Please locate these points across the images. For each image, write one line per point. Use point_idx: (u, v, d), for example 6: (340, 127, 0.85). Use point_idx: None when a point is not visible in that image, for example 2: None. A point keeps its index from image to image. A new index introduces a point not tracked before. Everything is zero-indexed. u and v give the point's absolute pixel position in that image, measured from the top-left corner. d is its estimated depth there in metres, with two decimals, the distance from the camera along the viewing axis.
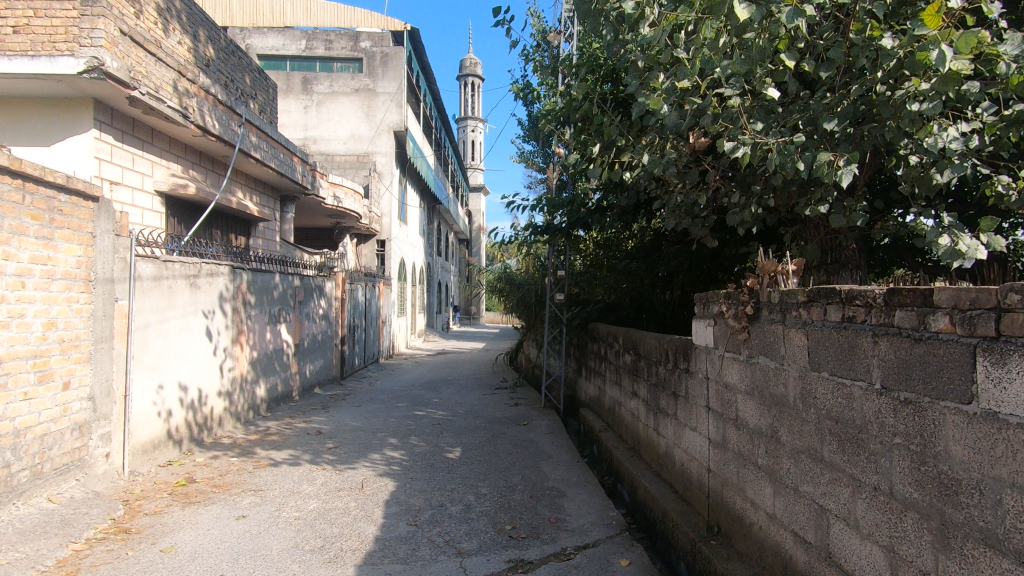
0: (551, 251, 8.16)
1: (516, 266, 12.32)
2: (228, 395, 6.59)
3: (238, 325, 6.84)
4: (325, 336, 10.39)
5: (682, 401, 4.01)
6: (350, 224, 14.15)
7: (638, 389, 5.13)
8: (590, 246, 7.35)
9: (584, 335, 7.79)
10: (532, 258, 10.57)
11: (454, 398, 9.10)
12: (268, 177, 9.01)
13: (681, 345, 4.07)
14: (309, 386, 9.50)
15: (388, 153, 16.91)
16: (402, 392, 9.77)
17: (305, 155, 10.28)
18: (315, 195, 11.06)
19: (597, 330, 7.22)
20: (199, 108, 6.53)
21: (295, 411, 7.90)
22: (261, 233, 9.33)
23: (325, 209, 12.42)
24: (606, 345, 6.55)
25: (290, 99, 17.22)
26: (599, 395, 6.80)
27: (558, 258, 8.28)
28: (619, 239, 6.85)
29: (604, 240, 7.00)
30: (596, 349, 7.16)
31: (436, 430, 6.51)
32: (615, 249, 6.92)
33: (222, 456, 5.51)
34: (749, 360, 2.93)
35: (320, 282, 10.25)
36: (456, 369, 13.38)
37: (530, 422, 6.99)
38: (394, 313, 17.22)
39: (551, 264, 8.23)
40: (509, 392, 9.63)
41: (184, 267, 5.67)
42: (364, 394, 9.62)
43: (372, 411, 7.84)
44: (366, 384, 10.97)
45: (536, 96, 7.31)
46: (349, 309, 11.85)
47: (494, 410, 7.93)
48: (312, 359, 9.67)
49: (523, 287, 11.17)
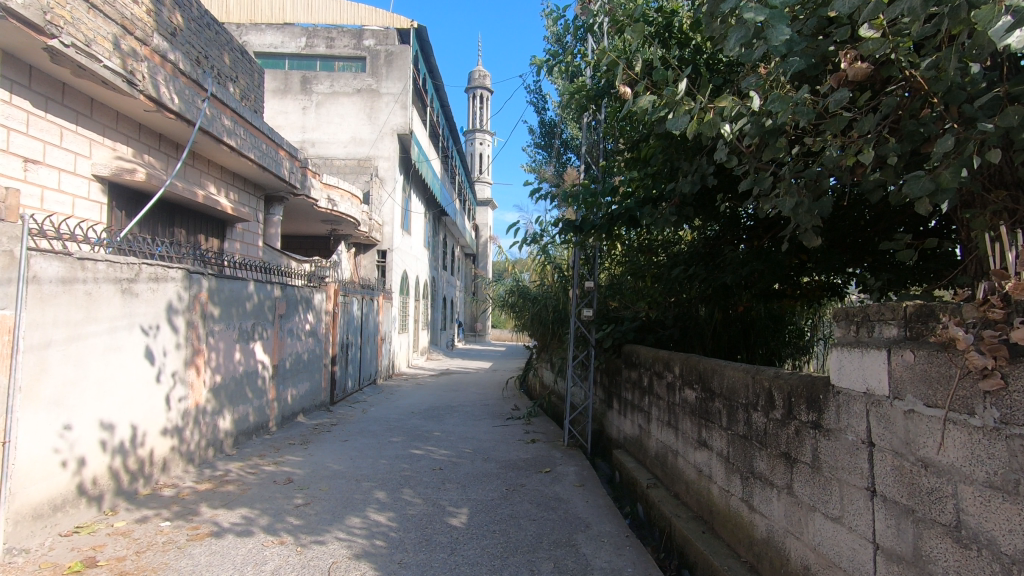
0: (575, 256, 6.87)
1: (530, 279, 11.04)
2: (177, 431, 5.27)
3: (196, 343, 5.56)
4: (312, 355, 9.11)
5: (804, 469, 2.67)
6: (347, 231, 12.94)
7: (711, 438, 3.78)
8: (626, 251, 6.08)
9: (617, 360, 6.47)
10: (552, 270, 9.27)
11: (459, 431, 7.76)
12: (247, 171, 7.81)
13: (799, 384, 2.74)
14: (291, 414, 8.18)
15: (391, 158, 15.77)
16: (399, 422, 8.43)
17: (294, 149, 9.07)
18: (306, 196, 9.85)
19: (636, 354, 5.88)
20: (151, 75, 5.32)
21: (267, 448, 6.58)
22: (239, 236, 8.12)
23: (318, 213, 11.21)
24: (652, 373, 5.22)
25: (288, 99, 16.17)
26: (640, 436, 5.46)
27: (583, 265, 7.00)
28: (665, 240, 5.61)
29: (645, 244, 5.74)
30: (635, 378, 5.82)
31: (436, 480, 5.16)
32: (658, 255, 5.65)
33: (152, 519, 4.16)
34: (1003, 428, 1.62)
35: (308, 294, 8.98)
36: (460, 393, 12.02)
37: (553, 469, 5.64)
38: (394, 329, 15.93)
39: (576, 272, 6.94)
40: (523, 425, 8.27)
41: (115, 269, 4.39)
42: (354, 424, 8.28)
43: (360, 449, 6.51)
44: (358, 411, 9.63)
45: (566, 70, 6.08)
46: (342, 325, 10.56)
47: (506, 449, 6.58)
48: (294, 383, 8.37)
49: (538, 303, 9.85)
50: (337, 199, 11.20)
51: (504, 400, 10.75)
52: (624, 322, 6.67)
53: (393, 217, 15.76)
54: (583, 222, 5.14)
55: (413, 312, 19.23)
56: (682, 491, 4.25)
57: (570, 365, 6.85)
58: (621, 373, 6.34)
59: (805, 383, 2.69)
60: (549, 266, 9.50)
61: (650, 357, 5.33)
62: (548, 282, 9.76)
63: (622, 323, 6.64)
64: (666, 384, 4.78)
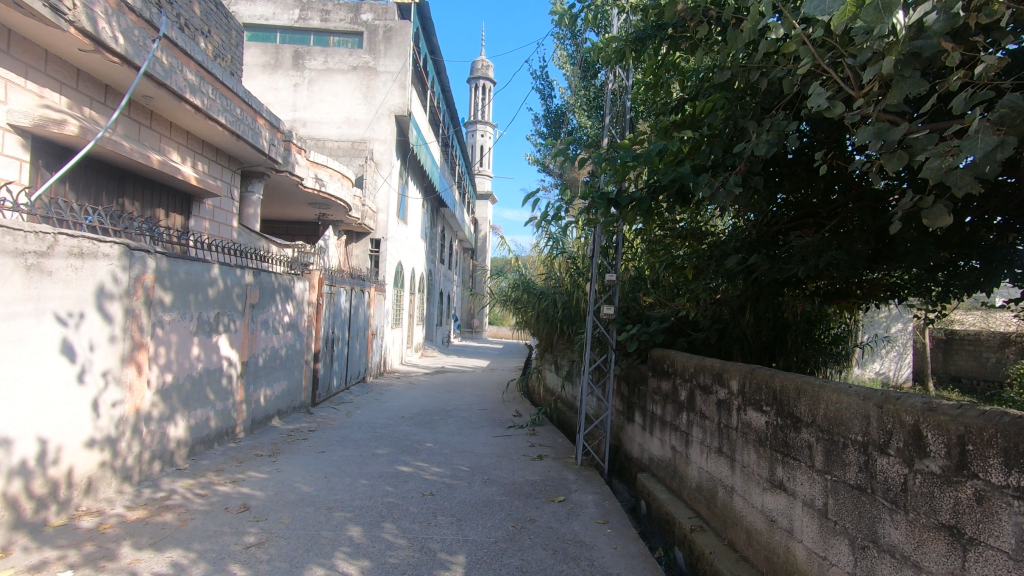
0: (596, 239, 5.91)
1: (536, 272, 10.09)
2: (110, 444, 4.29)
3: (138, 336, 4.57)
4: (291, 351, 8.14)
5: (994, 559, 1.74)
6: (336, 216, 11.97)
7: (792, 479, 2.84)
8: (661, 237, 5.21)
9: (642, 368, 5.55)
10: (564, 261, 8.29)
11: (454, 441, 6.81)
12: (219, 138, 6.85)
13: (979, 425, 1.81)
14: (263, 417, 7.22)
15: (387, 140, 14.76)
16: (387, 429, 7.48)
17: (277, 120, 8.06)
18: (290, 173, 8.88)
19: (667, 361, 4.93)
20: (87, 4, 4.30)
21: (228, 460, 5.61)
22: (209, 214, 7.16)
23: (305, 195, 10.22)
24: (693, 386, 4.28)
25: (279, 74, 15.17)
26: (675, 462, 4.53)
27: (605, 256, 5.99)
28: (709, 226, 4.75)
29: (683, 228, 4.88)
30: (666, 390, 4.87)
31: (425, 511, 4.21)
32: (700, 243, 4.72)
33: (50, 566, 3.17)
34: None
35: (287, 283, 7.99)
36: (456, 395, 11.07)
37: (567, 497, 4.69)
38: (387, 324, 14.98)
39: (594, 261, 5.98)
40: (526, 436, 7.33)
41: (14, 239, 3.39)
42: (336, 431, 7.33)
43: (338, 464, 5.55)
44: (342, 413, 8.68)
45: (595, 20, 5.13)
46: (327, 318, 9.59)
47: (509, 468, 5.63)
48: (269, 382, 7.41)
49: (545, 299, 8.89)
50: (326, 179, 10.22)
51: (504, 405, 9.80)
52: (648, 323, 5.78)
53: (389, 203, 14.79)
54: (622, 196, 3.81)
55: (408, 305, 18.26)
56: (742, 542, 3.32)
57: (585, 372, 5.88)
58: (647, 383, 5.40)
59: (998, 426, 1.74)
60: (559, 257, 8.52)
61: (689, 366, 4.39)
62: (557, 274, 8.78)
63: (647, 323, 5.75)
64: (716, 402, 3.84)
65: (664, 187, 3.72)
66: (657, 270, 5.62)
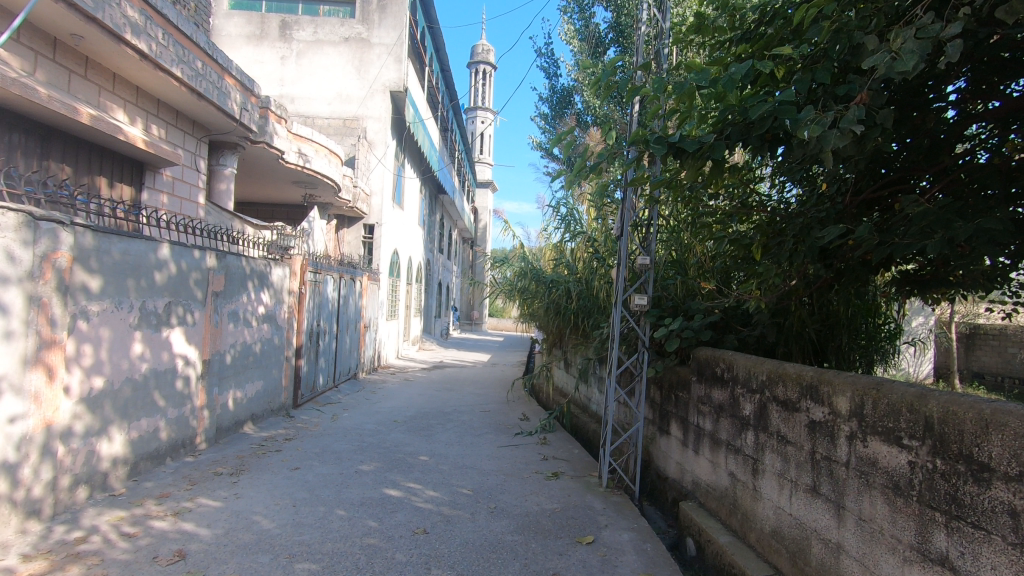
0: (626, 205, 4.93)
1: (545, 259, 9.11)
2: (8, 471, 3.31)
3: (48, 331, 3.58)
4: (267, 346, 7.15)
5: None
6: (324, 197, 10.95)
7: (975, 554, 1.87)
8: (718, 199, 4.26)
9: (685, 372, 4.56)
10: (583, 243, 7.26)
11: (453, 453, 5.84)
12: (177, 96, 5.81)
13: None
14: (232, 424, 6.23)
15: (382, 118, 13.72)
16: (376, 437, 6.52)
17: (250, 80, 6.99)
18: (268, 144, 7.83)
19: (721, 364, 3.93)
20: None
21: (178, 480, 4.62)
22: (166, 186, 6.12)
23: (289, 172, 9.20)
24: (764, 398, 3.29)
25: (264, 46, 14.11)
26: (735, 493, 3.57)
27: (639, 230, 4.98)
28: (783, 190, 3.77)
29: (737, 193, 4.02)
30: (720, 401, 3.89)
31: (415, 561, 3.23)
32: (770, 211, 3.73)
33: None
34: None
35: (262, 269, 6.97)
36: (455, 394, 10.11)
37: (598, 537, 3.71)
38: (381, 316, 13.98)
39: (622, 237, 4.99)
40: (536, 445, 6.36)
41: None
42: (315, 439, 6.33)
43: (313, 486, 4.58)
44: (327, 416, 7.71)
45: None
46: (313, 308, 8.60)
47: (520, 492, 4.64)
48: (240, 383, 6.42)
49: (557, 287, 7.86)
50: (311, 154, 9.18)
51: (508, 407, 8.80)
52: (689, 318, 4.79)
53: (383, 185, 13.75)
54: (688, 139, 2.77)
55: (404, 296, 17.22)
56: None
57: (613, 374, 4.89)
58: (690, 388, 4.42)
59: None
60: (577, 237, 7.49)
61: (758, 370, 3.39)
62: (573, 259, 7.76)
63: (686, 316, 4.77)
64: (806, 423, 2.85)
65: (750, 128, 2.69)
66: (708, 243, 4.66)
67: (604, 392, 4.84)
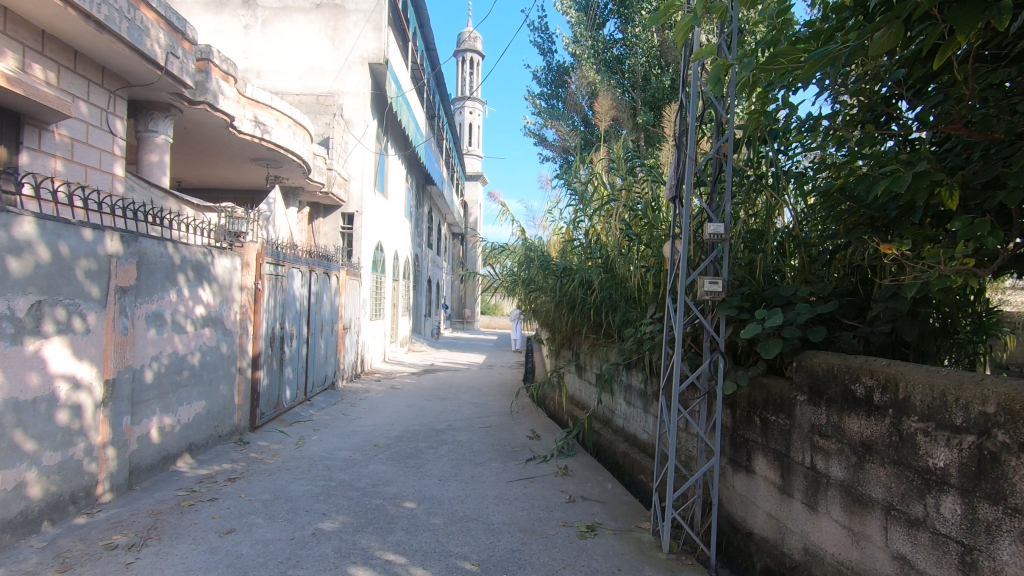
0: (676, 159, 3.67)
1: (555, 244, 7.71)
2: None
3: None
4: (211, 357, 5.67)
5: None
6: (292, 179, 9.46)
7: None
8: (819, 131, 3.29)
9: (785, 386, 3.15)
10: (612, 217, 5.82)
11: (447, 495, 4.41)
12: (65, 23, 4.30)
13: None
14: (159, 460, 4.76)
15: (360, 94, 12.21)
16: (349, 471, 5.07)
17: (179, 19, 5.46)
18: (208, 105, 6.29)
19: (863, 379, 2.53)
20: None
21: (44, 562, 3.15)
22: (57, 148, 4.60)
23: (246, 145, 7.70)
24: (992, 445, 1.94)
25: (226, 14, 12.63)
26: None
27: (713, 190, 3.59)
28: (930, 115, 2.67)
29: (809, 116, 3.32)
30: (866, 437, 2.50)
31: None
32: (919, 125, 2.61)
33: None
34: None
35: (202, 260, 5.46)
36: (450, 406, 8.67)
37: None
38: (364, 315, 12.48)
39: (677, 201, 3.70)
40: (556, 477, 4.94)
41: None
42: (266, 478, 4.83)
43: (243, 567, 3.13)
44: (291, 441, 6.25)
45: None
46: (275, 308, 7.11)
47: (546, 565, 3.22)
48: (172, 405, 4.96)
49: (576, 274, 6.42)
50: (270, 123, 7.67)
51: (513, 422, 7.36)
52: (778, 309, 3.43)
53: (363, 169, 12.23)
54: None
55: (390, 294, 15.70)
56: None
57: (676, 393, 3.48)
58: (794, 412, 3.04)
59: None
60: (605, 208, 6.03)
61: (966, 395, 2.03)
62: (598, 239, 6.31)
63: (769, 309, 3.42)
64: None
65: None
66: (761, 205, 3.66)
67: (669, 422, 3.41)
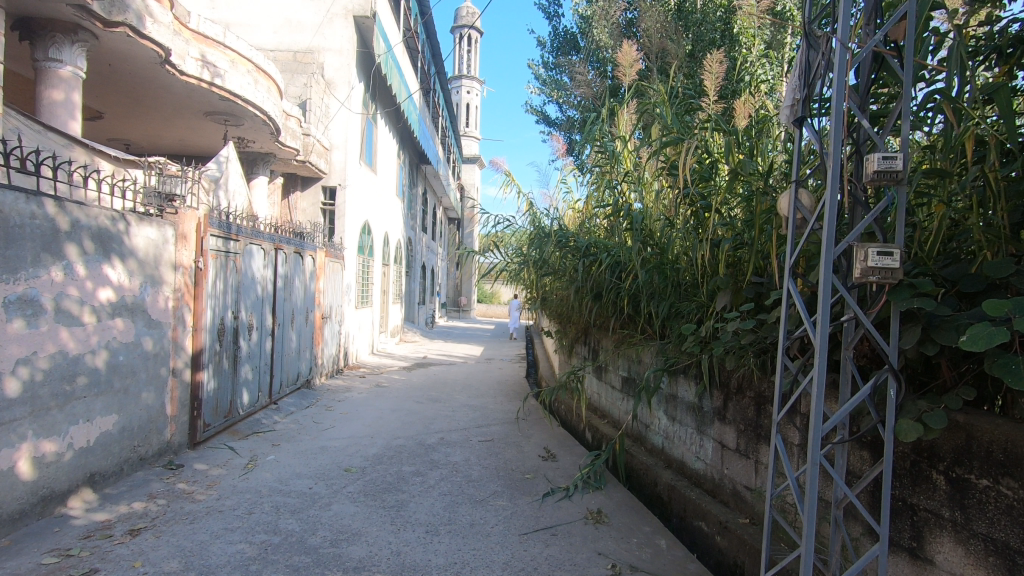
0: (796, 66, 2.39)
1: (571, 219, 6.35)
2: None
3: None
4: (128, 357, 4.29)
5: None
6: (258, 139, 7.99)
7: None
8: None
9: (1019, 433, 1.83)
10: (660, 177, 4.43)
11: (435, 564, 3.07)
12: None
13: None
14: (32, 504, 3.41)
15: (343, 51, 10.70)
16: (303, 515, 3.72)
17: None
18: (129, 28, 4.81)
19: None
20: None
21: None
22: None
23: (195, 92, 6.25)
24: None
25: None
26: None
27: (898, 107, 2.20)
28: None
29: None
30: None
31: None
32: None
33: None
34: None
35: (108, 227, 4.06)
36: (445, 410, 7.34)
37: None
38: (349, 303, 11.10)
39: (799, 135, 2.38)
40: (586, 528, 3.61)
41: None
42: (185, 529, 3.47)
43: None
44: (240, 462, 4.90)
45: None
46: (227, 293, 5.72)
47: None
48: (58, 425, 3.60)
49: (606, 252, 5.06)
50: (223, 66, 6.22)
51: (521, 435, 6.04)
52: (969, 298, 2.14)
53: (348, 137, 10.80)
54: None
55: (379, 279, 14.27)
56: None
57: (818, 436, 2.07)
58: None
59: None
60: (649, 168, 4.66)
61: None
62: (641, 207, 4.93)
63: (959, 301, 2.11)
64: None
65: None
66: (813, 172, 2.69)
67: (805, 488, 2.06)
